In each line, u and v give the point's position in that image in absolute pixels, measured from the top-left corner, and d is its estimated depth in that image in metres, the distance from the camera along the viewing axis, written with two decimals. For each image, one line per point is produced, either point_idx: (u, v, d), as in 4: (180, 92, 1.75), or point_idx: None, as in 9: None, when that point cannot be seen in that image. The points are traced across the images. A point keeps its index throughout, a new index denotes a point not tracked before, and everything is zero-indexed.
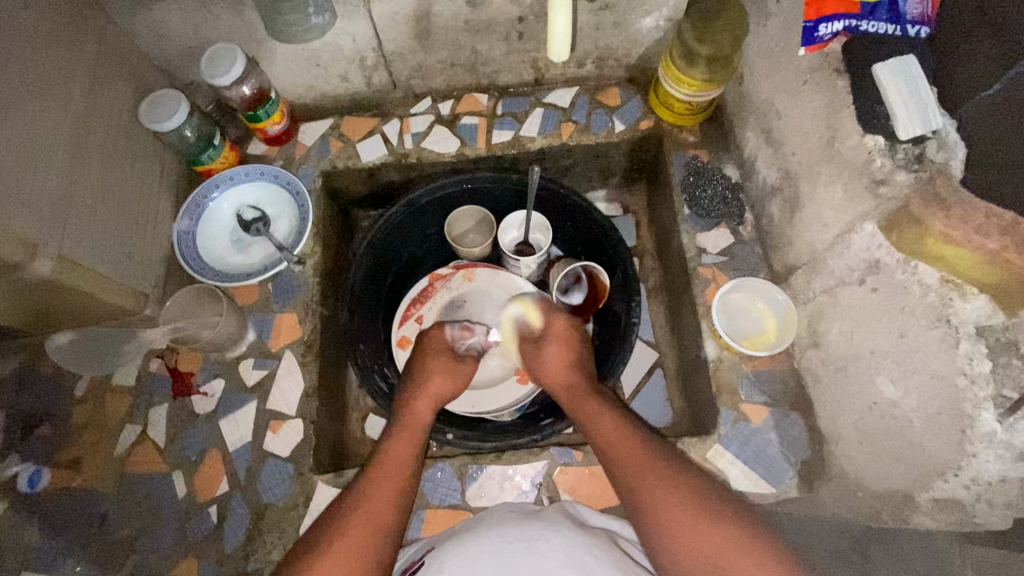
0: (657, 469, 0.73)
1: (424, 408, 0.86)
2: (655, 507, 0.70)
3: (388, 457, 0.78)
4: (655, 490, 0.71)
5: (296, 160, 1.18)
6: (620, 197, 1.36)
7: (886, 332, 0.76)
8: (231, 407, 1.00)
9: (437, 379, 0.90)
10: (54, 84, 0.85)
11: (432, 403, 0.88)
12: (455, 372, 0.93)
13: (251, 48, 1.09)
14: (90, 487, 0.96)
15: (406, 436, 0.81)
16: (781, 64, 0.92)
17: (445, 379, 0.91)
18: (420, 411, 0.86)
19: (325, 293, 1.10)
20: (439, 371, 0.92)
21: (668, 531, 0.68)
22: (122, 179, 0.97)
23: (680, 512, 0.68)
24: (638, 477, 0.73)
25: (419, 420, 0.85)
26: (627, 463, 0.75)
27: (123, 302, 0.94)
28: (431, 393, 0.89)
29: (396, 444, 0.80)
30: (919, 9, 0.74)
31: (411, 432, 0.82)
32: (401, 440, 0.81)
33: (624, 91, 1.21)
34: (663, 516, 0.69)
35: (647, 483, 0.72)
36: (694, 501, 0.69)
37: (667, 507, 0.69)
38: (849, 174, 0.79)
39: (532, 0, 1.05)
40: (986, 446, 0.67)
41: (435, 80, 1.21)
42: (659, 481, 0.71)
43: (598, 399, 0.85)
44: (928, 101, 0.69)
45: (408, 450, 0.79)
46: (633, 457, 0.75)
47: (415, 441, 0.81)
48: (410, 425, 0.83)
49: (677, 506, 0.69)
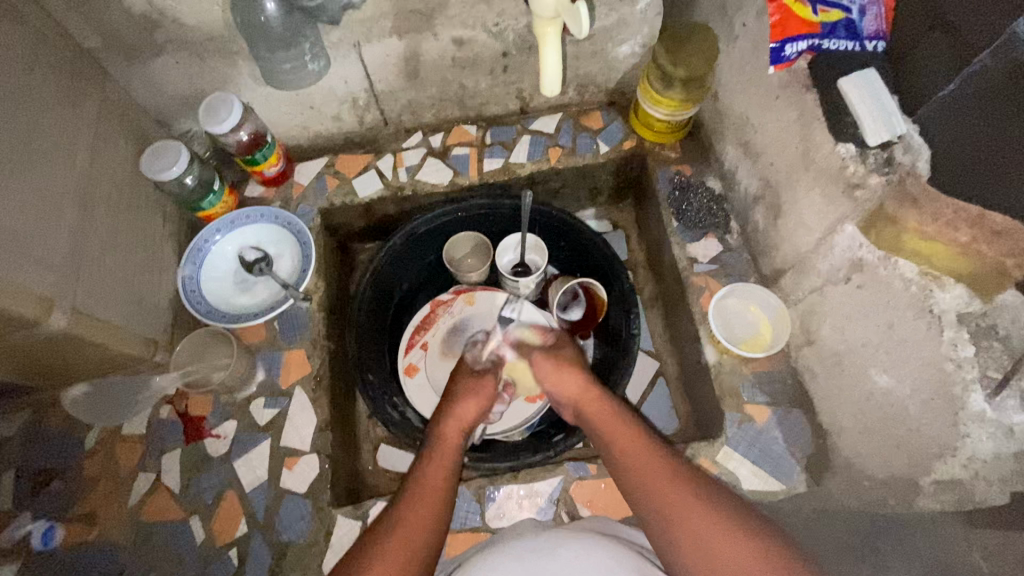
0: (677, 477, 0.74)
1: (453, 432, 0.87)
2: (676, 518, 0.70)
3: (421, 484, 0.79)
4: (676, 499, 0.72)
5: (294, 199, 1.21)
6: (609, 214, 1.41)
7: (874, 325, 0.80)
8: (245, 447, 1.01)
9: (465, 403, 0.91)
10: (60, 143, 0.88)
11: (462, 429, 0.88)
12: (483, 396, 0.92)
13: (245, 96, 1.12)
14: (107, 539, 0.95)
15: (437, 462, 0.82)
16: (752, 82, 0.99)
17: (471, 403, 0.91)
18: (449, 437, 0.86)
19: (330, 327, 1.12)
20: (467, 394, 0.92)
21: (688, 543, 0.69)
22: (128, 229, 0.99)
23: (697, 522, 0.69)
24: (659, 484, 0.74)
25: (450, 446, 0.85)
26: (649, 470, 0.75)
27: (134, 350, 0.96)
28: (459, 419, 0.89)
29: (427, 471, 0.80)
30: (874, 26, 0.80)
31: (443, 457, 0.83)
32: (435, 466, 0.81)
33: (606, 114, 1.27)
34: (682, 526, 0.70)
35: (669, 489, 0.73)
36: (711, 511, 0.70)
37: (686, 519, 0.70)
38: (826, 181, 0.84)
39: (515, 36, 1.11)
40: (979, 425, 0.69)
41: (425, 115, 1.25)
42: (678, 489, 0.73)
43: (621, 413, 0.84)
44: (892, 108, 0.75)
45: (441, 475, 0.80)
46: (655, 464, 0.76)
47: (447, 467, 0.82)
48: (439, 452, 0.84)
49: (695, 516, 0.70)
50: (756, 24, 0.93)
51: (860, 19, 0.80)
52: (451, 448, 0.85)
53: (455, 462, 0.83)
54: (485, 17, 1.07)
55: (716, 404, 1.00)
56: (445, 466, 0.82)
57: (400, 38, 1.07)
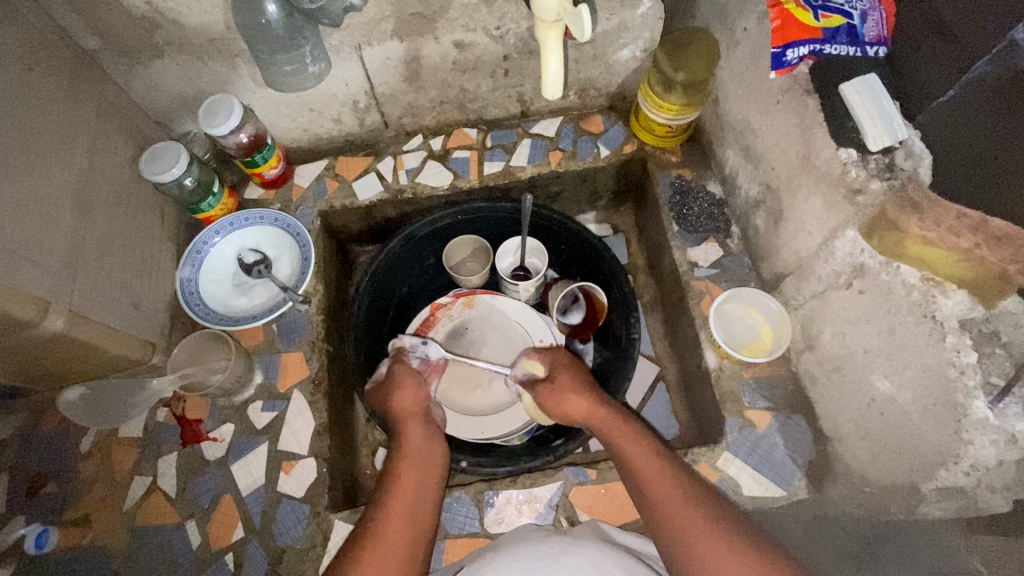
0: (660, 469, 0.78)
1: (413, 427, 0.90)
2: (681, 524, 0.72)
3: (398, 482, 0.80)
4: (663, 492, 0.75)
5: (293, 202, 1.20)
6: (610, 218, 1.41)
7: (876, 331, 0.80)
8: (242, 451, 1.00)
9: (404, 398, 0.94)
10: (58, 143, 0.87)
11: (417, 417, 0.92)
12: (413, 383, 0.97)
13: (245, 97, 1.12)
14: (101, 543, 0.94)
15: (407, 456, 0.85)
16: (752, 86, 0.99)
17: (407, 391, 0.95)
18: (410, 426, 0.90)
19: (329, 330, 1.11)
20: (409, 388, 0.96)
21: (694, 549, 0.69)
22: (126, 230, 0.99)
23: (692, 526, 0.71)
24: (647, 475, 0.78)
25: (414, 438, 0.88)
26: (634, 460, 0.80)
27: (130, 353, 0.95)
28: (405, 407, 0.93)
29: (401, 467, 0.83)
30: (875, 31, 0.79)
31: (411, 452, 0.85)
32: (409, 465, 0.83)
33: (606, 118, 1.27)
34: (675, 525, 0.72)
35: (654, 476, 0.77)
36: (704, 516, 0.71)
37: (680, 520, 0.72)
38: (827, 186, 0.84)
39: (516, 40, 1.11)
40: (981, 432, 0.68)
41: (426, 118, 1.25)
42: (665, 483, 0.76)
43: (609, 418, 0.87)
44: (893, 114, 0.74)
45: (416, 472, 0.82)
46: (639, 454, 0.80)
47: (417, 457, 0.84)
48: (406, 445, 0.86)
49: (688, 517, 0.72)
50: (756, 29, 0.93)
51: (861, 24, 0.79)
52: (417, 441, 0.87)
53: (426, 452, 0.86)
54: (486, 21, 1.07)
55: (717, 409, 0.99)
56: (419, 459, 0.84)
57: (401, 41, 1.07)
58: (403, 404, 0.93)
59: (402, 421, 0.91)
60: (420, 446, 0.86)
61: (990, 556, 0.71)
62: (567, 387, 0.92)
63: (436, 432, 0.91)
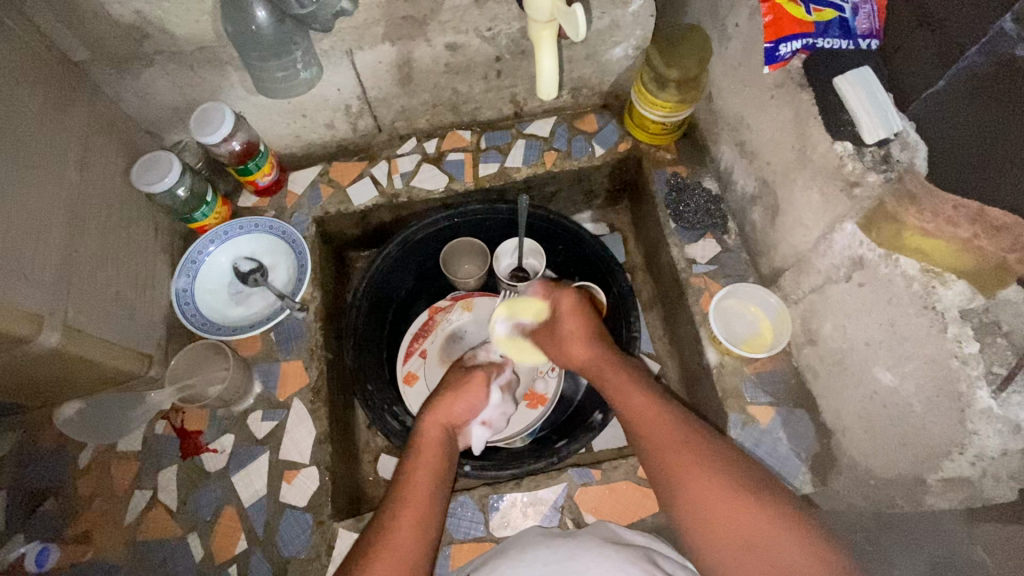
0: (688, 458, 0.74)
1: (435, 430, 0.87)
2: (713, 517, 0.69)
3: (407, 485, 0.78)
4: (672, 463, 0.74)
5: (288, 209, 1.20)
6: (606, 216, 1.41)
7: (877, 323, 0.80)
8: (243, 461, 0.99)
9: (445, 400, 0.91)
10: (49, 156, 0.86)
11: (443, 425, 0.89)
12: (463, 392, 0.93)
13: (236, 105, 1.11)
14: (102, 560, 0.93)
15: (420, 463, 0.81)
16: (745, 81, 0.98)
17: (454, 400, 0.92)
18: (432, 434, 0.87)
19: (327, 337, 1.11)
20: (447, 390, 0.94)
21: (731, 537, 0.67)
22: (120, 243, 0.98)
23: (699, 489, 0.71)
24: (650, 434, 0.78)
25: (431, 445, 0.85)
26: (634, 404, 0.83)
27: (127, 365, 0.94)
28: (440, 413, 0.90)
29: (413, 474, 0.79)
30: (867, 24, 0.77)
31: (428, 457, 0.82)
32: (419, 466, 0.81)
33: (600, 116, 1.27)
34: (704, 511, 0.70)
35: (655, 432, 0.78)
36: (724, 493, 0.70)
37: (680, 482, 0.73)
38: (823, 179, 0.84)
39: (508, 41, 1.11)
40: (986, 422, 0.67)
41: (419, 121, 1.25)
42: (664, 438, 0.77)
43: (648, 411, 0.81)
44: (888, 105, 0.74)
45: (427, 476, 0.79)
46: (643, 407, 0.82)
47: (432, 466, 0.81)
48: (422, 454, 0.83)
49: (700, 488, 0.71)
50: (748, 24, 0.93)
51: (853, 18, 0.77)
52: (432, 448, 0.84)
53: (443, 464, 0.83)
54: (478, 22, 1.06)
55: (719, 406, 0.99)
56: (431, 467, 0.81)
57: (392, 44, 1.07)
58: (437, 410, 0.90)
59: (427, 425, 0.88)
60: (438, 455, 0.83)
61: (993, 543, 0.68)
62: (625, 387, 0.86)
63: (455, 450, 0.87)
